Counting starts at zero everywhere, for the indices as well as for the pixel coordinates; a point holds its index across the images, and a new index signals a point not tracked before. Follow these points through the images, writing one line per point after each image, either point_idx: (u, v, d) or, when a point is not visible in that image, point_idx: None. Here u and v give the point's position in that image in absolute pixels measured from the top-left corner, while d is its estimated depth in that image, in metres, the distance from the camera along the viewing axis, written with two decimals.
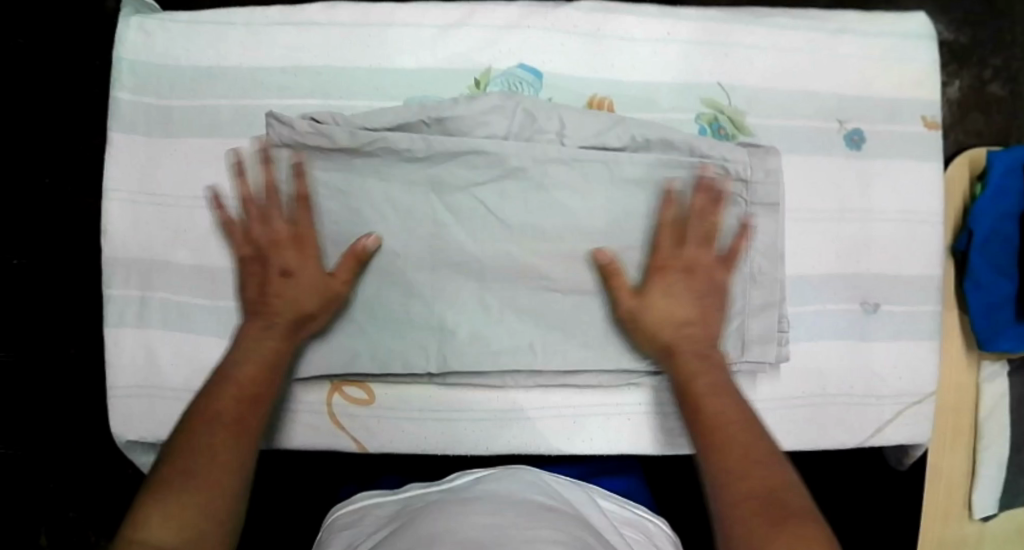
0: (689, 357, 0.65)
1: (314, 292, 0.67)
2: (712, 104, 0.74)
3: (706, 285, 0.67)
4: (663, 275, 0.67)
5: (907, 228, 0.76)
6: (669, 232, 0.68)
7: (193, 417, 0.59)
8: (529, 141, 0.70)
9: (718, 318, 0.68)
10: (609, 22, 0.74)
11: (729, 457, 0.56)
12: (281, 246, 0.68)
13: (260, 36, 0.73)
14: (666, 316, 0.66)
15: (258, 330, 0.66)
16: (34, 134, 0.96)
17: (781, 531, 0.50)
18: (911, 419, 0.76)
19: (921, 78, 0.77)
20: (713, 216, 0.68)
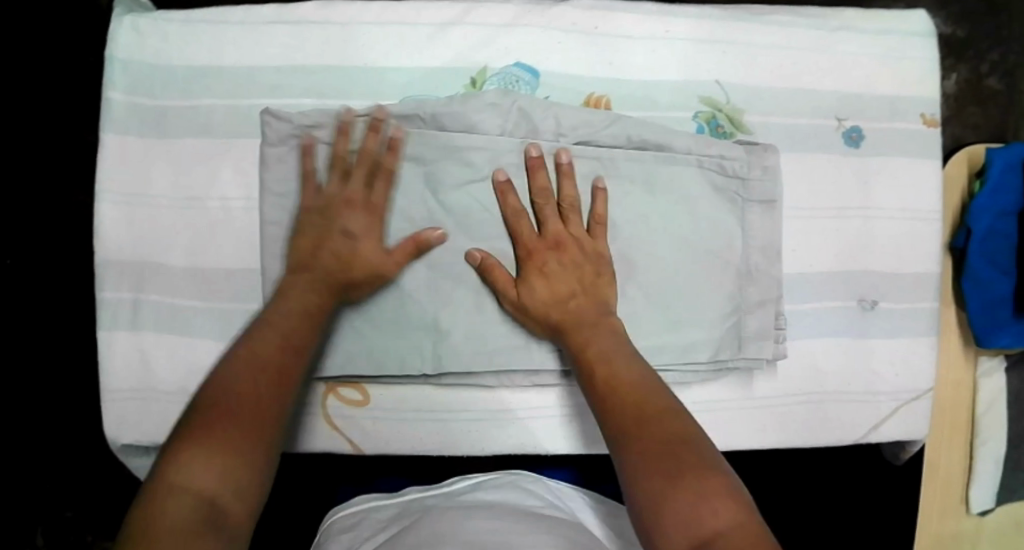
0: (578, 329, 0.65)
1: (368, 260, 0.66)
2: (710, 102, 0.73)
3: (574, 260, 0.67)
4: (534, 260, 0.67)
5: (904, 225, 0.76)
6: (521, 216, 0.68)
7: (234, 360, 0.57)
8: (525, 139, 0.70)
9: (607, 289, 0.68)
10: (606, 20, 0.73)
11: (629, 419, 0.56)
12: (354, 207, 0.67)
13: (253, 35, 0.73)
14: (551, 298, 0.66)
15: (303, 285, 0.65)
16: (27, 133, 0.95)
17: (679, 486, 0.50)
18: (908, 416, 0.76)
19: (919, 75, 0.76)
20: (565, 195, 0.68)
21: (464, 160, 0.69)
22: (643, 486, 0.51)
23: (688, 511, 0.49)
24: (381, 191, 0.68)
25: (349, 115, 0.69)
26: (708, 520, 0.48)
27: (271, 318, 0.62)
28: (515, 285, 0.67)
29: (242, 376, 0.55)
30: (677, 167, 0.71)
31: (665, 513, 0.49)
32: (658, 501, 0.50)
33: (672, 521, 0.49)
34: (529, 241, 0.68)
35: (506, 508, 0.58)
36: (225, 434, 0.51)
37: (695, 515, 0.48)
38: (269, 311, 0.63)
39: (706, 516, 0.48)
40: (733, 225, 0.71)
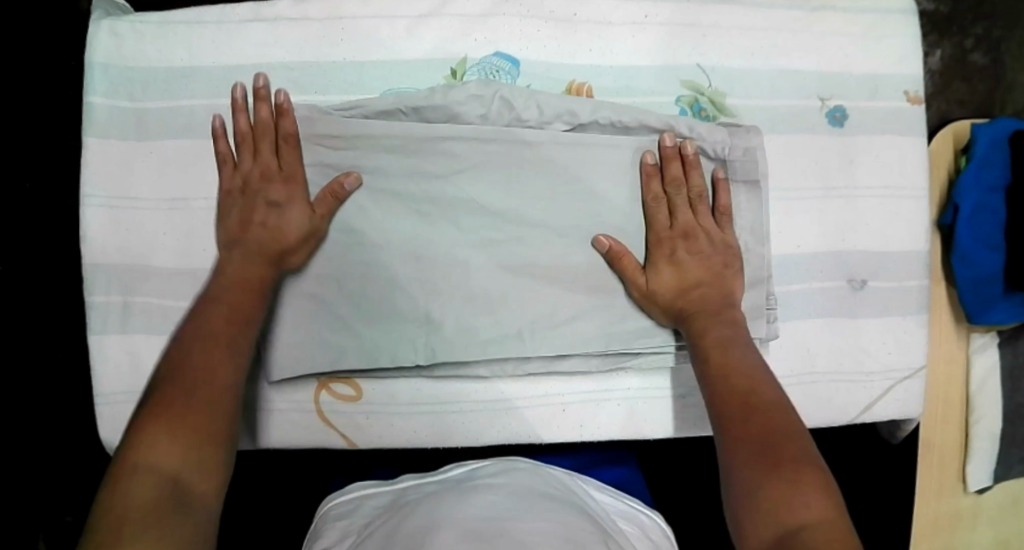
0: (700, 320, 0.68)
1: (295, 223, 0.67)
2: (692, 86, 0.73)
3: (704, 252, 0.69)
4: (663, 248, 0.69)
5: (892, 203, 0.75)
6: (660, 203, 0.70)
7: (183, 344, 0.61)
8: (508, 127, 0.70)
9: (731, 275, 0.69)
10: (585, 6, 0.73)
11: (739, 411, 0.60)
12: (270, 179, 0.68)
13: (232, 34, 0.72)
14: (676, 287, 0.69)
15: (248, 257, 0.67)
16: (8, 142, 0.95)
17: (777, 482, 0.54)
18: (903, 394, 0.76)
19: (901, 52, 0.76)
20: (697, 180, 0.69)
21: (447, 151, 0.70)
22: (745, 474, 0.56)
23: (780, 503, 0.53)
24: (290, 155, 0.68)
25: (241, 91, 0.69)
26: (797, 513, 0.52)
27: (213, 299, 0.64)
28: (642, 273, 0.69)
29: (196, 356, 0.60)
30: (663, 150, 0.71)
31: (759, 503, 0.54)
32: (755, 491, 0.54)
33: (765, 510, 0.53)
34: (664, 229, 0.69)
35: (506, 491, 0.59)
36: (184, 419, 0.56)
37: (787, 509, 0.52)
38: (210, 288, 0.65)
39: (793, 510, 0.52)
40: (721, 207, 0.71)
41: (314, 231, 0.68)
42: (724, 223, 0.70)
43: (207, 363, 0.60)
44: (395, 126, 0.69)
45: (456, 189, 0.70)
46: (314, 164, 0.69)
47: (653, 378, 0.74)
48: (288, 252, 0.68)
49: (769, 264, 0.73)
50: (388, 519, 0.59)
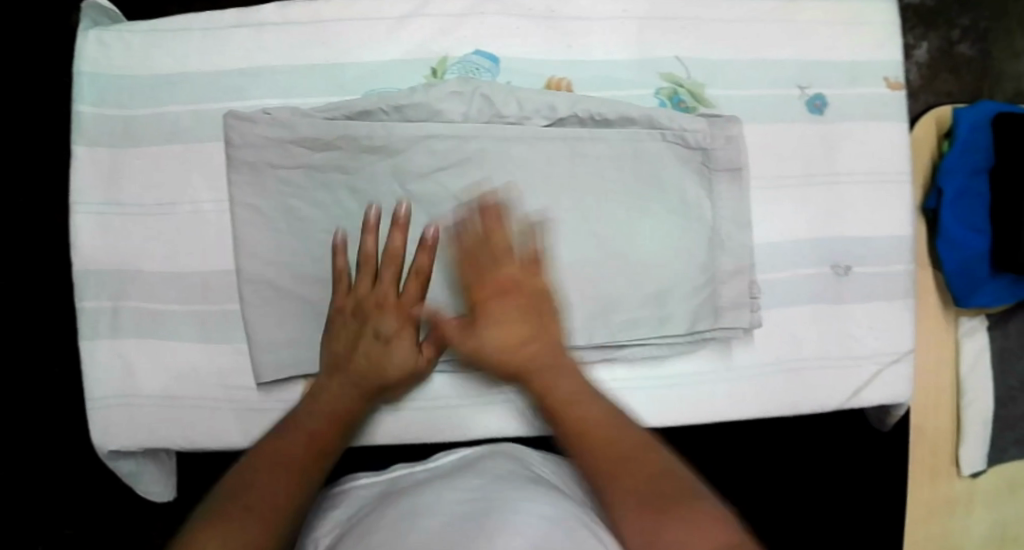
0: (542, 371, 0.64)
1: (406, 360, 0.68)
2: (670, 78, 0.74)
3: (530, 303, 0.66)
4: (482, 304, 0.66)
5: (874, 188, 0.76)
6: (473, 263, 0.67)
7: (261, 457, 0.59)
8: (488, 124, 0.71)
9: (552, 325, 0.67)
10: (564, 3, 0.73)
11: (610, 464, 0.56)
12: (385, 312, 0.67)
13: (215, 40, 0.73)
14: (509, 343, 0.65)
15: (350, 383, 0.67)
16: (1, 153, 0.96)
17: (676, 523, 0.51)
18: (891, 379, 0.76)
19: (881, 39, 0.76)
20: (498, 233, 0.67)
21: (430, 149, 0.70)
22: (642, 527, 0.52)
23: (687, 546, 0.50)
24: (413, 288, 0.68)
25: (375, 213, 0.67)
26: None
27: (302, 422, 0.64)
28: (469, 331, 0.66)
29: (282, 459, 0.59)
30: (643, 142, 0.72)
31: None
32: (657, 541, 0.51)
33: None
34: (483, 287, 0.66)
35: (492, 478, 0.60)
36: (234, 522, 0.51)
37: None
38: (301, 411, 0.65)
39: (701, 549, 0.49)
40: (701, 196, 0.72)
41: (421, 370, 0.70)
42: (533, 267, 0.67)
43: (294, 467, 0.58)
44: (377, 126, 0.70)
45: (439, 186, 0.70)
46: (298, 167, 0.71)
47: (640, 368, 0.74)
48: (391, 383, 0.69)
49: (749, 249, 0.73)
50: (376, 506, 0.60)
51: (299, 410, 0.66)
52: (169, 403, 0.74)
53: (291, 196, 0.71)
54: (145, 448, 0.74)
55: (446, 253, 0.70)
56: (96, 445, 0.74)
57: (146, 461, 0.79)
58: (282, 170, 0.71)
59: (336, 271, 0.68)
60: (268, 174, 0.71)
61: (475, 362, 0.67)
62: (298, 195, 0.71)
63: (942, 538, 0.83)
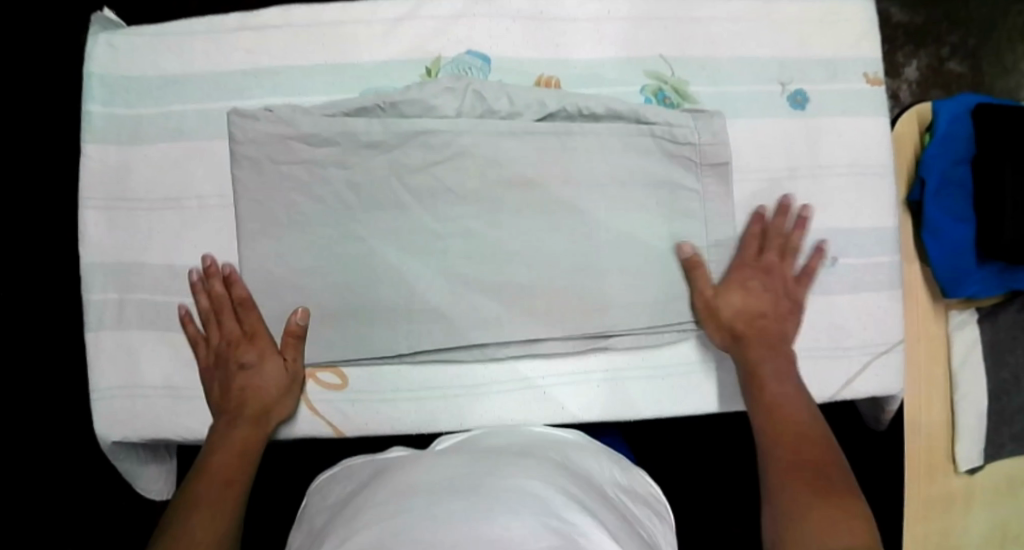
0: (758, 352, 0.71)
1: (272, 376, 0.72)
2: (656, 76, 0.76)
3: (762, 286, 0.73)
4: (739, 274, 0.73)
5: (858, 181, 0.78)
6: (750, 239, 0.74)
7: (180, 506, 0.65)
8: (480, 119, 0.74)
9: (792, 314, 0.74)
10: (550, 5, 0.76)
11: (791, 439, 0.66)
12: (237, 344, 0.73)
13: (220, 43, 0.77)
14: (740, 315, 0.72)
15: (235, 421, 0.71)
16: (26, 161, 1.02)
17: (823, 512, 0.59)
18: (880, 371, 0.77)
19: (858, 37, 0.79)
20: (789, 232, 0.75)
21: (425, 142, 0.73)
22: (798, 506, 0.60)
23: (826, 523, 0.58)
24: (254, 319, 0.73)
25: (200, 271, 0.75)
26: (843, 540, 0.57)
27: (205, 462, 0.69)
28: (711, 287, 0.73)
29: (199, 502, 0.66)
30: (633, 137, 0.74)
31: (806, 522, 0.59)
32: (804, 518, 0.59)
33: (815, 524, 0.58)
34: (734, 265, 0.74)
35: (484, 453, 0.64)
36: None
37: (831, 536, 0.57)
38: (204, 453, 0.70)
39: (839, 534, 0.57)
40: (691, 193, 0.74)
41: (292, 381, 0.73)
42: (802, 279, 0.75)
43: (213, 505, 0.66)
44: (374, 121, 0.73)
45: (435, 181, 0.73)
46: (297, 161, 0.73)
47: (634, 358, 0.75)
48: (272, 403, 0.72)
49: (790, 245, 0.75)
50: (374, 479, 0.64)
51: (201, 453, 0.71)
52: (171, 394, 0.76)
53: (290, 191, 0.74)
54: (147, 438, 0.76)
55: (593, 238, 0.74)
56: (99, 435, 0.76)
57: (147, 457, 0.81)
58: (283, 166, 0.73)
59: (191, 338, 0.75)
60: (268, 170, 0.73)
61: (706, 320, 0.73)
62: (297, 190, 0.73)
63: (942, 535, 0.82)
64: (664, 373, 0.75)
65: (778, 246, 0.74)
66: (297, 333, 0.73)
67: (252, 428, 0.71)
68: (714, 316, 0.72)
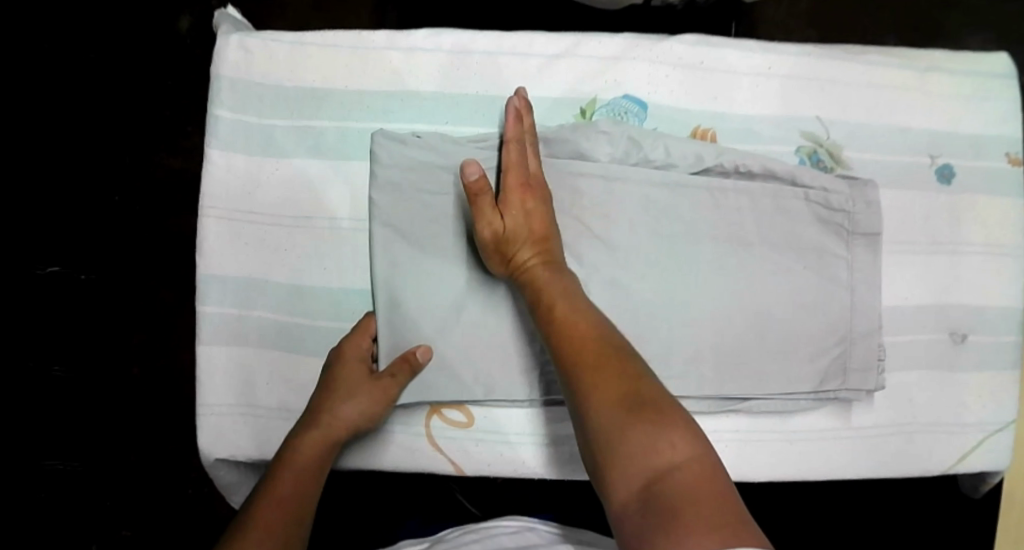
0: (539, 270, 0.66)
1: (362, 399, 0.70)
2: (811, 137, 0.76)
3: (536, 203, 0.68)
4: (484, 196, 0.67)
5: (993, 260, 0.78)
6: (509, 147, 0.68)
7: (244, 530, 0.62)
8: (635, 167, 0.72)
9: (542, 224, 0.67)
10: (711, 56, 0.75)
11: (590, 363, 0.58)
12: (343, 359, 0.71)
13: (368, 61, 0.74)
14: (515, 236, 0.66)
15: (314, 439, 0.69)
16: (124, 146, 1.04)
17: (642, 427, 0.53)
18: (995, 449, 0.77)
19: (1001, 115, 0.78)
20: (524, 124, 0.69)
21: (575, 187, 0.72)
22: (608, 417, 0.55)
23: (646, 445, 0.52)
24: (360, 342, 0.72)
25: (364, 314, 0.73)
26: (663, 455, 0.52)
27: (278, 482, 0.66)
28: (494, 211, 0.67)
29: (264, 526, 0.62)
30: (786, 199, 0.73)
31: (629, 446, 0.53)
32: (624, 432, 0.53)
33: (633, 450, 0.53)
34: (507, 181, 0.68)
35: None
36: None
37: (649, 455, 0.52)
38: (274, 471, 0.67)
39: (662, 453, 0.52)
40: (838, 259, 0.73)
41: (378, 405, 0.70)
42: (534, 189, 0.68)
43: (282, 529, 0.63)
44: None
45: (582, 226, 0.72)
46: (443, 193, 0.72)
47: (760, 422, 0.74)
48: (355, 426, 0.70)
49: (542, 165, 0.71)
50: None
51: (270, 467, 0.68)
52: (285, 417, 0.73)
53: (437, 222, 0.72)
54: (253, 460, 0.74)
55: (735, 296, 0.72)
56: (201, 452, 0.73)
57: (245, 473, 0.77)
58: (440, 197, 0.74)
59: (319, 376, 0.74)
60: (413, 200, 0.71)
61: (496, 249, 0.67)
62: (436, 221, 0.72)
63: None
64: (789, 438, 0.74)
65: (534, 155, 0.70)
66: (408, 356, 0.70)
67: (330, 451, 0.69)
68: (506, 241, 0.67)
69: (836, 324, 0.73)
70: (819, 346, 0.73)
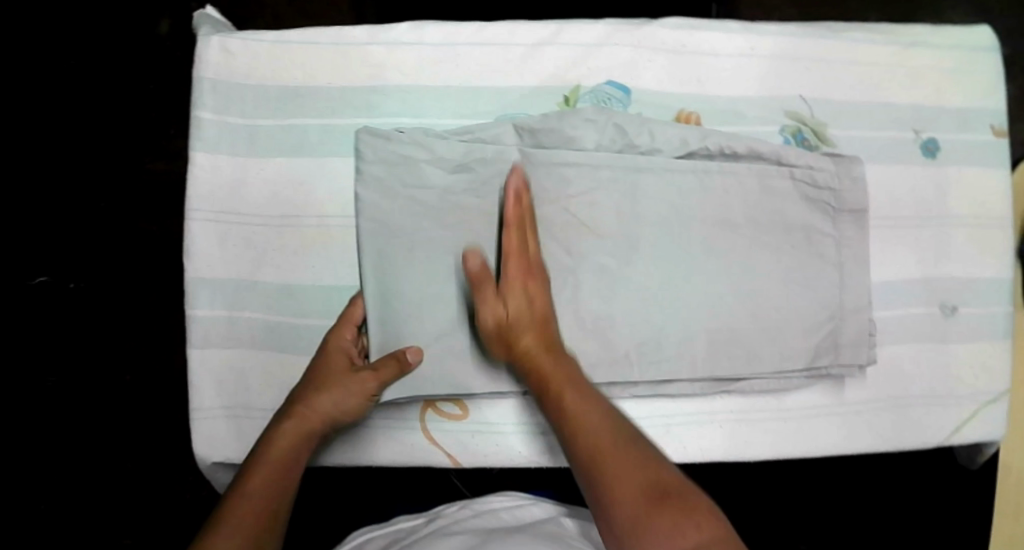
0: (541, 356, 0.66)
1: (347, 391, 0.69)
2: (796, 116, 0.76)
3: (536, 290, 0.68)
4: (484, 284, 0.67)
5: (981, 232, 0.78)
6: (510, 231, 0.68)
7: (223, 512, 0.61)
8: (619, 153, 0.72)
9: (542, 307, 0.68)
10: (693, 39, 0.75)
11: (602, 450, 0.58)
12: (329, 351, 0.71)
13: (350, 56, 0.74)
14: (518, 325, 0.67)
15: (297, 427, 0.68)
16: (107, 153, 1.03)
17: (665, 514, 0.53)
18: (989, 418, 0.77)
19: (984, 87, 0.79)
20: (523, 201, 0.68)
21: (561, 175, 0.71)
22: (629, 510, 0.54)
23: (672, 532, 0.52)
24: (346, 332, 0.71)
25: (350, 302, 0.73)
26: (690, 538, 0.52)
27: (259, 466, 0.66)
28: (496, 301, 0.67)
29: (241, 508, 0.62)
30: (772, 179, 0.73)
31: (655, 534, 0.52)
32: (648, 519, 0.53)
33: (660, 537, 0.52)
34: (507, 267, 0.68)
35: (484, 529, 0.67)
36: None
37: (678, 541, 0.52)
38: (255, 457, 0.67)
39: (689, 537, 0.52)
40: (826, 237, 0.73)
41: (363, 399, 0.70)
42: (534, 273, 0.69)
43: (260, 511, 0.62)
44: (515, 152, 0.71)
45: (570, 214, 0.71)
46: (429, 186, 0.71)
47: (754, 402, 0.75)
48: (333, 418, 0.70)
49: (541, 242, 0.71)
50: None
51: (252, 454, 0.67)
52: None
53: (424, 216, 0.71)
54: None
55: (724, 278, 0.72)
56: (197, 456, 0.73)
57: None
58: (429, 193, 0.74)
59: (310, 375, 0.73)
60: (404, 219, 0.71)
61: (499, 338, 0.68)
62: (422, 215, 0.71)
63: None
64: (783, 416, 0.75)
65: (534, 237, 0.69)
66: (397, 357, 0.69)
67: (307, 442, 0.69)
68: (509, 331, 0.67)
69: (826, 301, 0.73)
70: (809, 324, 0.73)
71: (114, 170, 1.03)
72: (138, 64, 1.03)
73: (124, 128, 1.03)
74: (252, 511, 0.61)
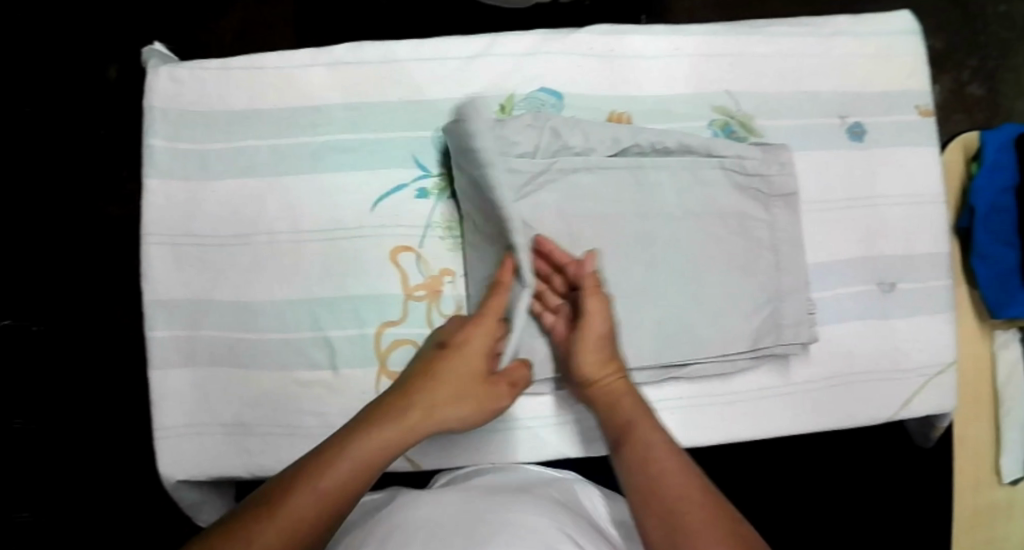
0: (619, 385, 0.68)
1: (473, 400, 0.67)
2: (723, 111, 0.79)
3: (609, 333, 0.69)
4: (592, 295, 0.69)
5: (914, 210, 0.81)
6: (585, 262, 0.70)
7: (304, 480, 0.56)
8: (555, 156, 0.74)
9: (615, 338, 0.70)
10: (621, 43, 0.79)
11: (680, 497, 0.59)
12: (484, 334, 0.68)
13: (293, 78, 0.77)
14: (598, 365, 0.68)
15: (414, 418, 0.63)
16: (70, 194, 1.06)
17: None
18: (936, 391, 0.79)
19: (905, 72, 0.82)
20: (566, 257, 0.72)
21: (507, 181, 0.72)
22: None
23: None
24: (490, 329, 0.68)
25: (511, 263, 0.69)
26: None
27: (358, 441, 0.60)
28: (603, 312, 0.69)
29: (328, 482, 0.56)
30: (703, 169, 0.76)
31: None
32: None
33: None
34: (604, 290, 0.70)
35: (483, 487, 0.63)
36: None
37: None
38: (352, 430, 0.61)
39: None
40: (759, 222, 0.77)
41: (484, 409, 0.67)
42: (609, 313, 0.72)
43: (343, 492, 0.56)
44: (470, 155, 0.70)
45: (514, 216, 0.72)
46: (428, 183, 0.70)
47: (701, 386, 0.77)
48: (449, 425, 0.66)
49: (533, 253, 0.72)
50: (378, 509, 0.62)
51: (348, 427, 0.62)
52: (242, 432, 0.75)
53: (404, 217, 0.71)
54: (214, 478, 0.75)
55: (665, 267, 0.74)
56: (162, 475, 0.74)
57: (209, 493, 0.78)
58: (375, 204, 0.76)
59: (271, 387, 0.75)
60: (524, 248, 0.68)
61: (601, 347, 0.69)
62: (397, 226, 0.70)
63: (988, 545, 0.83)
64: (732, 399, 0.77)
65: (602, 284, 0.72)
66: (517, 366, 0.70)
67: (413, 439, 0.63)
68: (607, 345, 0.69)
69: (766, 283, 0.76)
70: (752, 307, 0.75)
71: (82, 206, 1.06)
72: (100, 103, 1.07)
73: (92, 164, 1.07)
74: (337, 496, 0.56)
